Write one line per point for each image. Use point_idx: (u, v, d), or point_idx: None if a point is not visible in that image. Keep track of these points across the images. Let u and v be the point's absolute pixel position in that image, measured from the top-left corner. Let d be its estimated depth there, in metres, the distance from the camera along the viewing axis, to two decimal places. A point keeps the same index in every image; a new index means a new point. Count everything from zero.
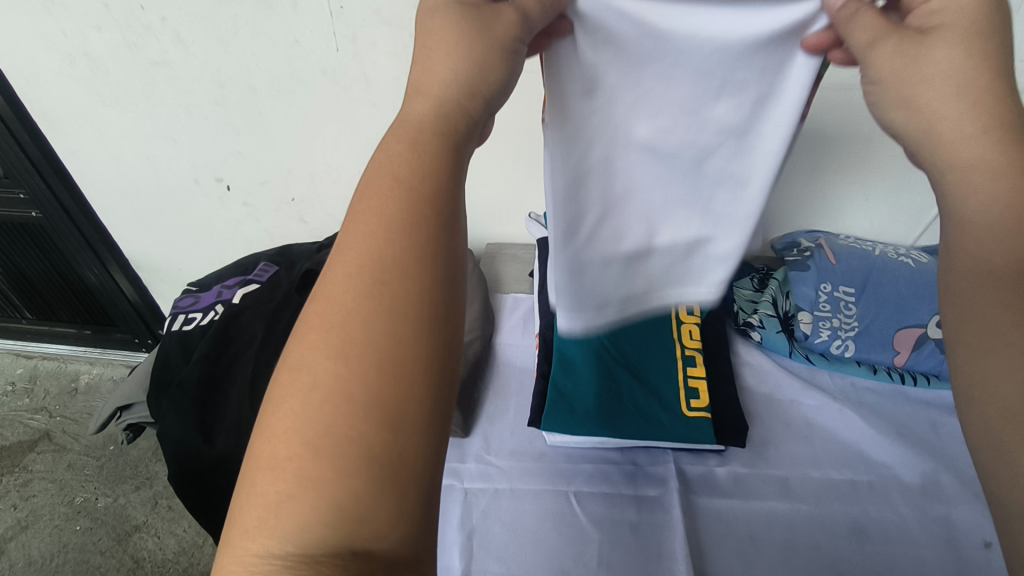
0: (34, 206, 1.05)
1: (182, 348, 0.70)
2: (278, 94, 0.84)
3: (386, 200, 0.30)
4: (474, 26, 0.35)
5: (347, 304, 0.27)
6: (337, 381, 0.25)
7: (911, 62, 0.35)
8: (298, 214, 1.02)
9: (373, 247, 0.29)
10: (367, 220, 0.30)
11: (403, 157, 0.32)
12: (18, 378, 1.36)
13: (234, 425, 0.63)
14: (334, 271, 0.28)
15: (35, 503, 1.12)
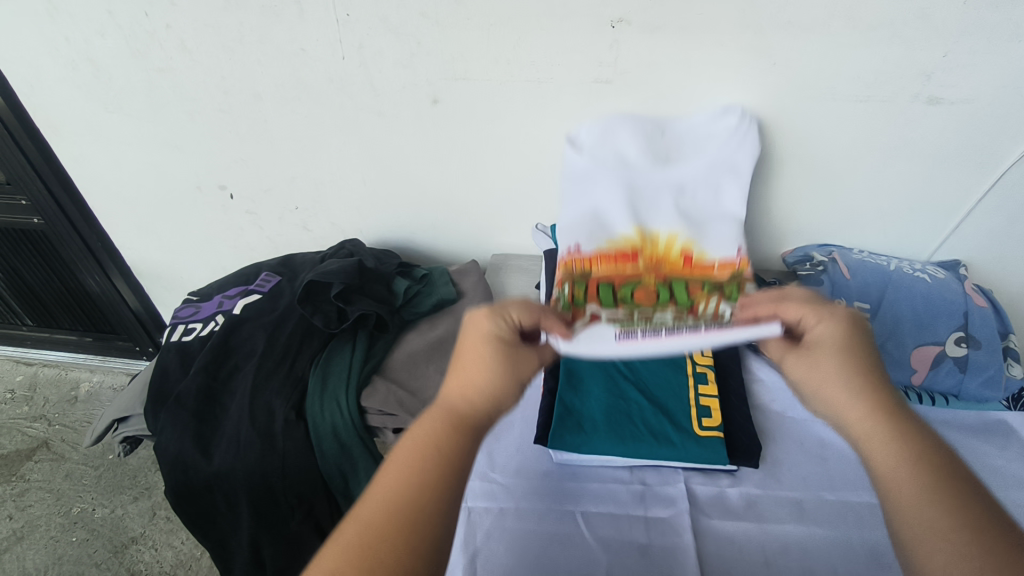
0: (36, 212, 1.04)
1: (181, 360, 0.68)
2: (283, 101, 0.83)
3: (423, 457, 0.36)
4: (509, 366, 0.41)
5: (379, 535, 0.33)
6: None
7: (813, 363, 0.43)
8: (301, 222, 0.99)
9: (409, 493, 0.35)
10: (405, 470, 0.36)
11: (443, 436, 0.38)
12: (17, 386, 1.34)
13: (232, 440, 0.61)
14: (371, 505, 0.34)
15: (31, 513, 1.10)
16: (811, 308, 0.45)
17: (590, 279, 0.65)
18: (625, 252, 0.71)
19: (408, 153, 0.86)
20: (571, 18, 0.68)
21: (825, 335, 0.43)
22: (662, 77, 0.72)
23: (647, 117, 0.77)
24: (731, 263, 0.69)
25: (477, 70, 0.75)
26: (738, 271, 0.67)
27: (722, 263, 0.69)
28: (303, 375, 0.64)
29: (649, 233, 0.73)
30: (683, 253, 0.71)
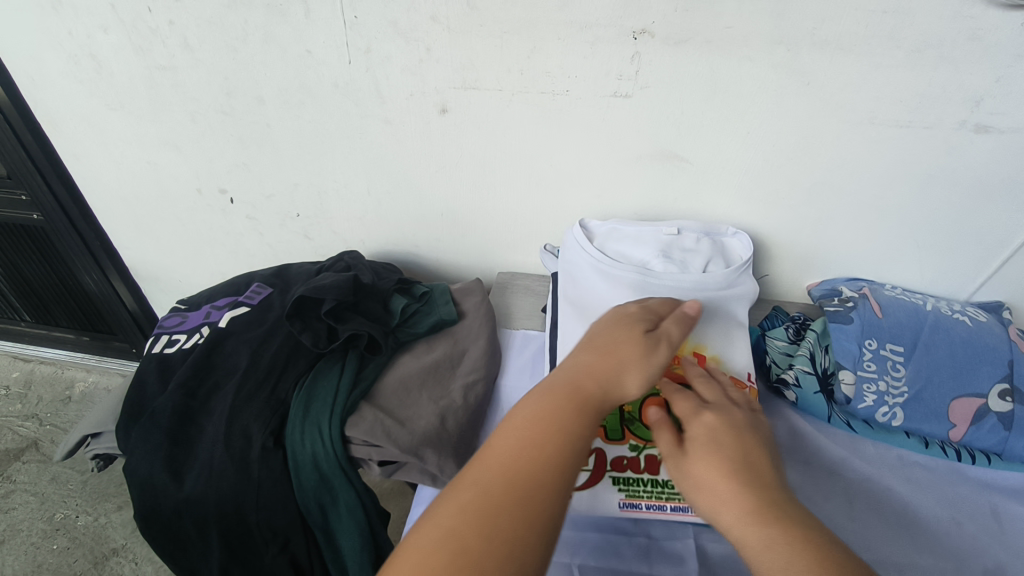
0: (35, 208, 1.02)
1: (160, 374, 0.64)
2: (286, 106, 0.79)
3: (553, 406, 0.42)
4: (640, 346, 0.47)
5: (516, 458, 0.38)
6: (474, 554, 0.32)
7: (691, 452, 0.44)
8: (302, 230, 0.95)
9: (539, 429, 0.40)
10: (529, 420, 0.41)
11: (572, 400, 0.42)
12: (12, 382, 1.32)
13: (205, 465, 0.57)
14: (507, 433, 0.40)
15: (14, 517, 1.07)
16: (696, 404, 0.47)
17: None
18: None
19: (414, 164, 0.81)
20: (591, 28, 0.64)
21: (698, 426, 0.45)
22: (686, 94, 0.68)
23: (668, 136, 0.72)
24: (747, 386, 0.63)
25: (488, 79, 0.71)
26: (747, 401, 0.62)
27: (735, 378, 0.63)
28: (286, 399, 0.60)
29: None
30: (695, 355, 0.65)
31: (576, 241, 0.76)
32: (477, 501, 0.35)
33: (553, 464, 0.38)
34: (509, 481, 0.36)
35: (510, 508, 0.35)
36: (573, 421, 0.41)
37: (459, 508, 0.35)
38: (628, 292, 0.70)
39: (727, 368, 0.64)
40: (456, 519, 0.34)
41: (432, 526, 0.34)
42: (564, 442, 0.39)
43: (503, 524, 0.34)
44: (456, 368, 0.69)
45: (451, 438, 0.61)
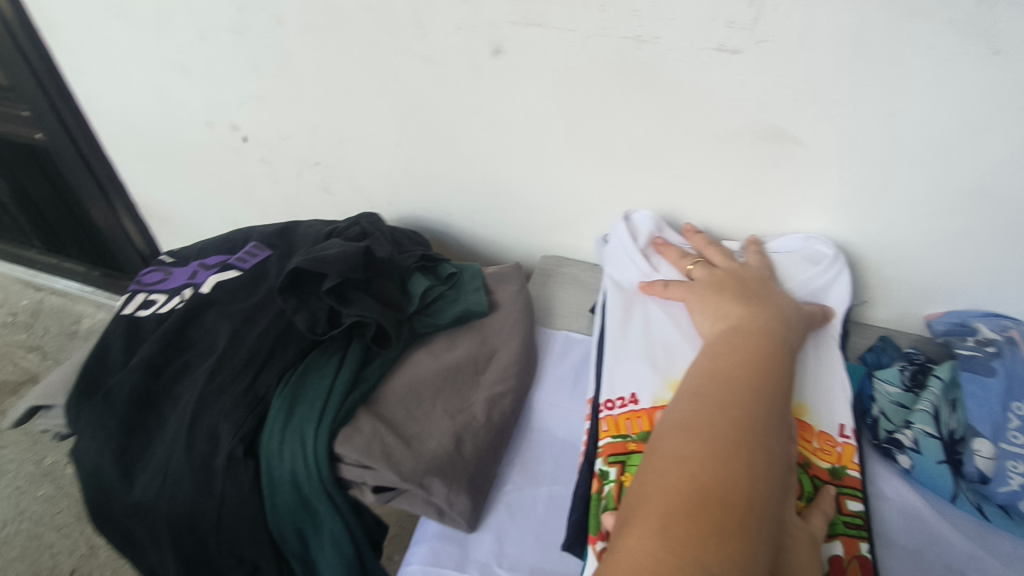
0: (38, 126, 0.93)
1: (127, 342, 0.54)
2: (308, 31, 0.65)
3: (749, 336, 0.45)
4: (781, 302, 0.52)
5: (731, 368, 0.42)
6: (728, 429, 0.36)
7: None
8: (321, 182, 0.81)
9: (746, 348, 0.44)
10: (730, 345, 0.45)
11: (764, 333, 0.46)
12: (19, 310, 1.26)
13: (161, 466, 0.47)
14: (715, 354, 0.44)
15: (4, 456, 1.02)
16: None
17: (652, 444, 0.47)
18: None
19: (456, 116, 0.67)
20: None
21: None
22: (818, 54, 0.50)
23: (783, 108, 0.55)
24: (839, 446, 0.49)
25: (558, 13, 0.55)
26: (839, 466, 0.48)
27: (824, 435, 0.49)
28: (266, 395, 0.48)
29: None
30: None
31: (623, 247, 0.61)
32: (708, 420, 0.37)
33: (772, 376, 0.41)
34: (737, 383, 0.40)
35: (746, 423, 0.36)
36: (766, 359, 0.43)
37: (702, 399, 0.39)
38: None
39: (816, 421, 0.49)
40: (696, 433, 0.36)
41: (673, 442, 0.36)
42: (775, 363, 0.43)
43: (750, 412, 0.37)
44: (481, 375, 0.56)
45: (465, 467, 0.49)
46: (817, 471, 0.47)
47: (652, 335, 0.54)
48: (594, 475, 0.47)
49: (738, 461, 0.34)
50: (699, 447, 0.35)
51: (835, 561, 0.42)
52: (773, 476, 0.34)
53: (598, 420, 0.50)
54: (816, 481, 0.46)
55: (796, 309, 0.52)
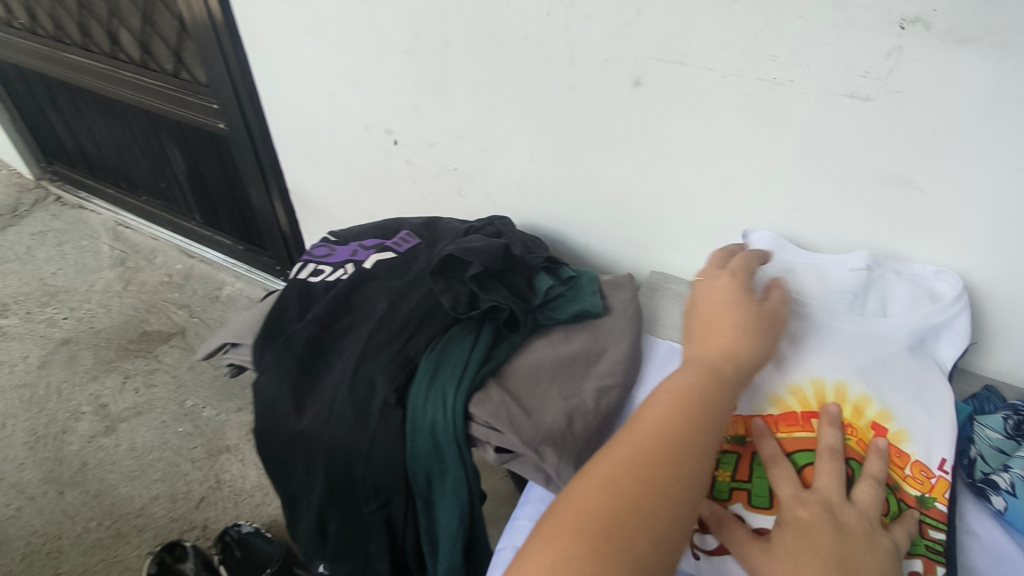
0: (223, 117, 1.11)
1: (301, 300, 0.65)
2: (471, 54, 0.76)
3: (693, 382, 0.44)
4: (742, 330, 0.49)
5: (666, 418, 0.41)
6: (636, 490, 0.36)
7: (809, 523, 0.43)
8: (456, 185, 0.91)
9: (685, 398, 0.42)
10: (675, 390, 0.43)
11: (708, 379, 0.44)
12: (175, 272, 1.46)
13: (329, 400, 0.56)
14: (657, 398, 0.43)
15: (154, 393, 1.19)
16: (789, 465, 0.48)
17: (748, 448, 0.52)
18: (795, 408, 0.53)
19: (589, 137, 0.75)
20: (844, 7, 0.53)
21: (790, 494, 0.46)
22: (949, 109, 0.54)
23: (907, 155, 0.58)
24: (934, 478, 0.49)
25: (699, 53, 0.62)
26: (929, 496, 0.48)
27: (919, 465, 0.50)
28: (415, 356, 0.57)
29: (831, 384, 0.53)
30: (875, 428, 0.51)
31: None
32: (621, 478, 0.36)
33: (696, 431, 0.40)
34: (664, 435, 0.39)
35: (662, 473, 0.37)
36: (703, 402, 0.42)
37: (627, 450, 0.38)
38: (806, 331, 0.57)
39: (913, 450, 0.50)
40: (607, 477, 0.36)
41: (585, 480, 0.37)
42: (705, 414, 0.41)
43: (662, 469, 0.37)
44: (592, 367, 0.62)
45: (576, 442, 0.55)
46: (905, 496, 0.48)
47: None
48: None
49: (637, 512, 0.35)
50: (606, 493, 0.36)
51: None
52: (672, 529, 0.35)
53: None
54: (902, 505, 0.47)
55: (771, 331, 0.50)
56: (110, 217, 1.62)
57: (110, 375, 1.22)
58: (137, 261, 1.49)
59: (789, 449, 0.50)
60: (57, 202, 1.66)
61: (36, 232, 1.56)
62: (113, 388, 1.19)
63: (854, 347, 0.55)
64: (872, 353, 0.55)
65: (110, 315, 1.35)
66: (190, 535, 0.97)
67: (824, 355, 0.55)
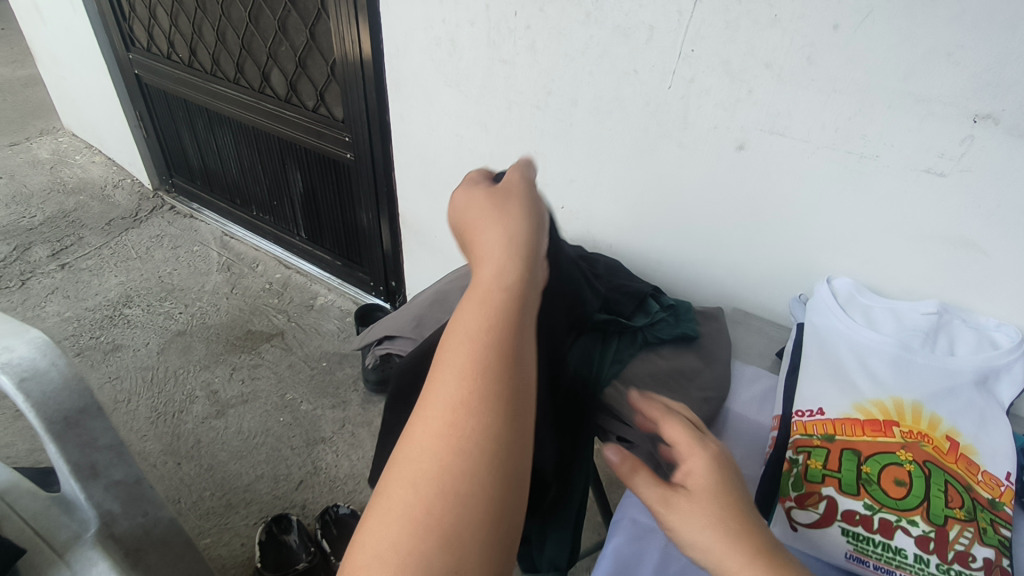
0: (352, 148, 1.28)
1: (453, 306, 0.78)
2: (594, 113, 0.91)
3: (468, 342, 0.33)
4: (511, 231, 0.36)
5: (451, 395, 0.32)
6: (436, 490, 0.29)
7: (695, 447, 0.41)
8: (560, 221, 1.06)
9: (467, 359, 0.32)
10: (457, 351, 0.33)
11: (480, 317, 0.33)
12: (274, 281, 1.62)
13: None
14: (441, 366, 0.33)
15: (257, 385, 1.32)
16: (695, 433, 0.41)
17: (835, 445, 0.60)
18: (877, 417, 0.63)
19: (690, 189, 0.88)
20: (927, 101, 0.66)
21: (700, 465, 0.40)
22: (1014, 189, 0.65)
23: (973, 224, 0.70)
24: (1003, 487, 0.57)
25: (799, 128, 0.75)
26: (999, 500, 0.57)
27: (989, 474, 0.58)
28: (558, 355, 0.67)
29: (908, 404, 0.64)
30: (948, 440, 0.61)
31: (824, 301, 0.77)
32: (412, 481, 0.30)
33: (491, 380, 0.32)
34: (446, 407, 0.31)
35: (439, 464, 0.30)
36: (468, 334, 0.33)
37: (420, 443, 0.31)
38: (882, 361, 0.68)
39: (981, 462, 0.59)
40: (404, 486, 0.30)
41: (379, 509, 0.30)
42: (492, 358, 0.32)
43: (454, 453, 0.30)
44: (691, 383, 0.74)
45: None
46: (978, 496, 0.56)
47: (839, 369, 0.69)
48: (783, 460, 0.61)
49: (438, 539, 0.28)
50: (396, 512, 0.29)
51: (987, 564, 0.51)
52: (473, 511, 0.29)
53: (790, 423, 0.64)
54: (976, 503, 0.56)
55: (536, 230, 0.38)
56: (218, 228, 1.80)
57: (219, 366, 1.36)
58: (240, 268, 1.65)
59: (871, 453, 0.59)
60: (171, 211, 1.86)
61: (153, 236, 1.75)
62: (222, 377, 1.33)
63: (924, 378, 0.66)
64: (939, 384, 0.66)
65: (219, 313, 1.50)
66: (292, 512, 1.08)
67: (897, 381, 0.66)
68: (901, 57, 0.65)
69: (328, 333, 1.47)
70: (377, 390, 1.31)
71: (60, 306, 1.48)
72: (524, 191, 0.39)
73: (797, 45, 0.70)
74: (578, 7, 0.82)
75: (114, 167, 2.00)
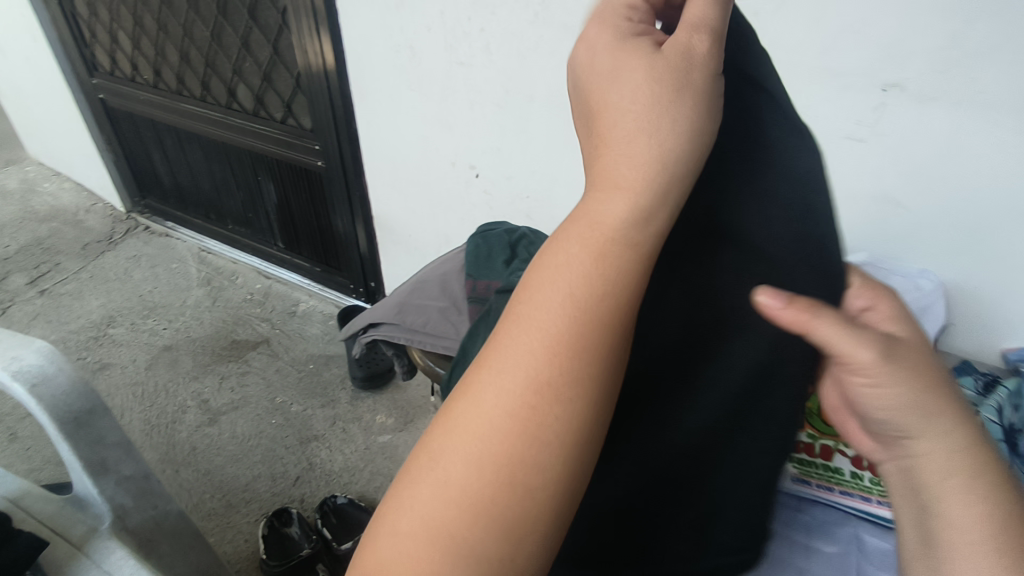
0: (322, 156, 1.32)
1: (443, 293, 0.85)
2: (550, 107, 0.97)
3: (561, 312, 0.33)
4: (666, 136, 0.32)
5: (536, 370, 0.32)
6: (506, 464, 0.31)
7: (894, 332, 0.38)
8: (526, 211, 1.12)
9: (558, 332, 0.33)
10: (547, 319, 0.33)
11: (582, 278, 0.33)
12: (255, 291, 1.66)
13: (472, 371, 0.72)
14: (531, 331, 0.33)
15: (247, 391, 1.36)
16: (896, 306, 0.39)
17: None
18: None
19: None
20: (842, 76, 0.74)
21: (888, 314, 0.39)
22: (921, 148, 0.73)
23: (892, 183, 0.78)
24: None
25: None
26: None
27: None
28: None
29: None
30: None
31: None
32: (482, 449, 0.32)
33: (576, 365, 0.32)
34: (527, 384, 0.32)
35: (491, 443, 0.32)
36: (566, 299, 0.33)
37: (491, 411, 0.32)
38: None
39: None
40: (472, 453, 0.32)
41: (445, 465, 0.32)
42: (589, 339, 0.33)
43: (530, 432, 0.32)
44: None
45: None
46: None
47: None
48: None
49: (501, 512, 0.31)
50: (463, 473, 0.32)
51: None
52: (542, 494, 0.32)
53: None
54: None
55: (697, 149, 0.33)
56: (194, 245, 1.83)
57: (208, 376, 1.39)
58: (220, 281, 1.69)
59: None
60: (146, 231, 1.88)
61: (131, 256, 1.77)
62: (212, 387, 1.37)
63: None
64: None
65: (203, 326, 1.53)
66: (291, 506, 1.13)
67: None
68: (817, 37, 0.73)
69: (312, 337, 1.51)
70: (364, 387, 1.35)
71: (44, 330, 1.50)
72: (693, 89, 0.32)
73: None
74: (526, 8, 0.89)
75: (85, 192, 2.02)
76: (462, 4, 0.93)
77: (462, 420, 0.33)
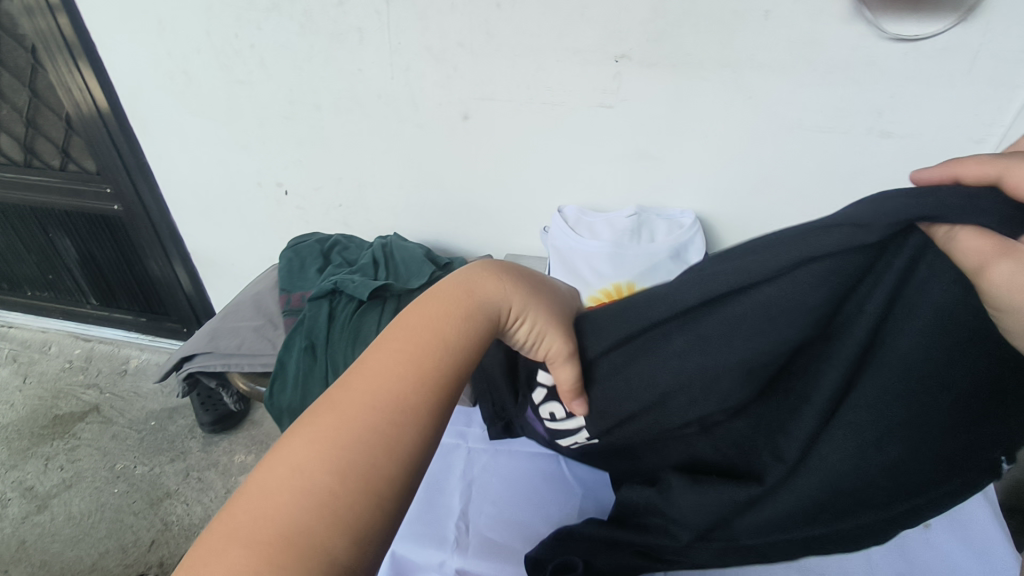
0: (117, 199, 1.22)
1: (260, 315, 0.86)
2: (339, 112, 0.99)
3: (429, 336, 0.38)
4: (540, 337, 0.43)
5: (402, 381, 0.36)
6: (364, 456, 0.33)
7: None
8: (343, 218, 1.14)
9: (426, 352, 0.38)
10: (413, 337, 0.38)
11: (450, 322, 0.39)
12: (75, 357, 1.51)
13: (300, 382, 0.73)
14: (403, 346, 0.38)
15: (80, 466, 1.24)
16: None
17: None
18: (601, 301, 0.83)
19: (440, 161, 1.00)
20: (581, 53, 0.83)
21: None
22: (656, 106, 0.85)
23: (645, 140, 0.89)
24: None
25: (501, 92, 0.89)
26: None
27: None
28: (358, 325, 0.76)
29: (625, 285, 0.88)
30: None
31: (557, 227, 0.95)
32: (347, 445, 0.33)
33: (435, 383, 0.37)
34: (395, 394, 0.35)
35: (349, 436, 0.33)
36: (436, 331, 0.39)
37: (358, 414, 0.34)
38: (603, 258, 0.89)
39: None
40: (335, 447, 0.33)
41: (302, 458, 0.32)
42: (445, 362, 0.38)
43: (396, 433, 0.34)
44: None
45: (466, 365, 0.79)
46: None
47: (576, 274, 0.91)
48: None
49: (355, 502, 0.31)
50: (321, 461, 0.32)
51: None
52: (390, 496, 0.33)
53: None
54: None
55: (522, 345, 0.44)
56: None
57: (29, 461, 1.25)
58: (29, 356, 1.51)
59: None
60: None
61: None
62: (35, 472, 1.23)
63: (632, 263, 0.89)
64: (643, 264, 0.89)
65: (15, 410, 1.36)
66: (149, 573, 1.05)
67: (614, 271, 0.89)
68: (551, 21, 0.81)
69: (149, 393, 1.40)
70: (216, 430, 1.29)
71: None
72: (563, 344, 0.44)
73: (476, 24, 0.83)
74: (290, 21, 0.89)
75: None
76: (225, 22, 0.92)
77: (325, 417, 0.34)
